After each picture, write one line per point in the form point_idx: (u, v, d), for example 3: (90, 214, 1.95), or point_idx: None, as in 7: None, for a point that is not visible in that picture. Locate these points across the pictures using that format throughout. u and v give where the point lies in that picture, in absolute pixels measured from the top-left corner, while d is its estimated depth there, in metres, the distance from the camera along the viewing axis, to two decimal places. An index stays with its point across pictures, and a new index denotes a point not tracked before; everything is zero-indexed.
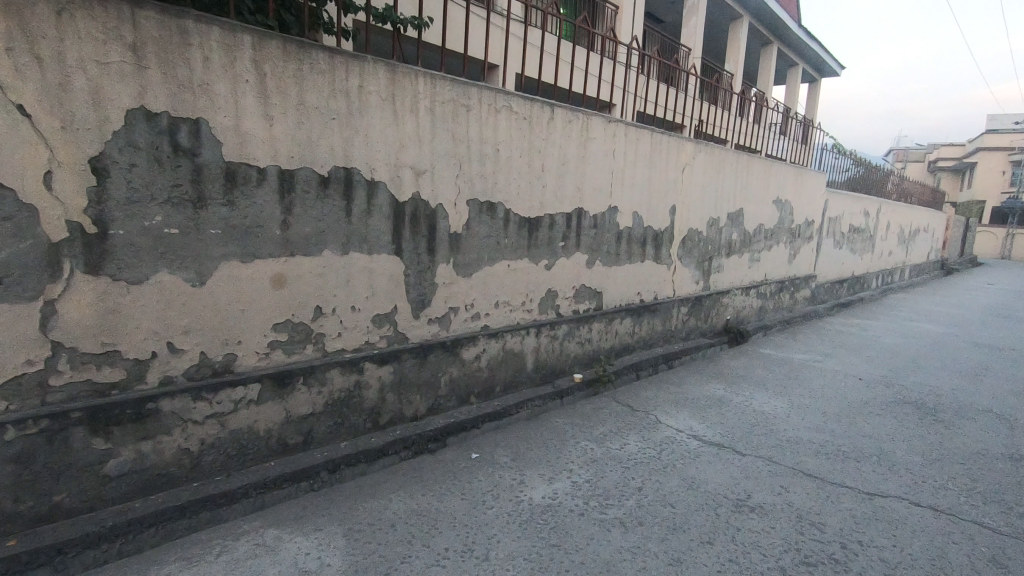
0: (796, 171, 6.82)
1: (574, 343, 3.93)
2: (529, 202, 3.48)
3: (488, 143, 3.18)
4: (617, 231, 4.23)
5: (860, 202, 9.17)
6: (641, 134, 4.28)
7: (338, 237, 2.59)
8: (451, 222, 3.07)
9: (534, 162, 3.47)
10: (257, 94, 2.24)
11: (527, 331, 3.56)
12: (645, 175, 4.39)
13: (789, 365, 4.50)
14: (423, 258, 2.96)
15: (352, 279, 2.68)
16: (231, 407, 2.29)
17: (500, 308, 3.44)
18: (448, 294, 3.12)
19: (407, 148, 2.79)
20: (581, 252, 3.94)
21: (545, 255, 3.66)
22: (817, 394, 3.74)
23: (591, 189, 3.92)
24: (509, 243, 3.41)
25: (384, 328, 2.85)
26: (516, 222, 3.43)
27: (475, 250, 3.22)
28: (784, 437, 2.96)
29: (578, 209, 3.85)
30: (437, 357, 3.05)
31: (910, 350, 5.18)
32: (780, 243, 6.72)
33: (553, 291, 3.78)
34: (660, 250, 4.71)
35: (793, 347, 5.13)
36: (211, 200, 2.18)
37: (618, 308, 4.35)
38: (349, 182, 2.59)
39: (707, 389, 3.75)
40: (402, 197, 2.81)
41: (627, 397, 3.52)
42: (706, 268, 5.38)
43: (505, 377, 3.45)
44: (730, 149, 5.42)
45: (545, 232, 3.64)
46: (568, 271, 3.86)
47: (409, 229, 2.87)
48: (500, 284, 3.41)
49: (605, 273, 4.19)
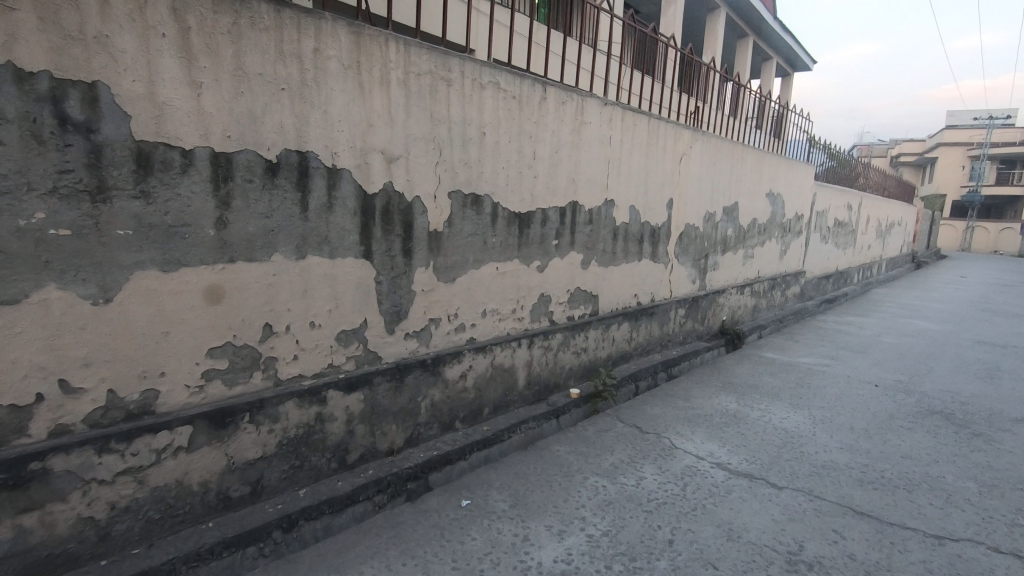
0: (788, 163, 6.55)
1: (569, 354, 3.50)
2: (519, 195, 3.04)
3: (472, 125, 2.71)
4: (614, 227, 3.82)
5: (843, 196, 9.00)
6: (638, 120, 3.87)
7: (291, 238, 2.09)
8: (431, 219, 2.60)
9: (524, 148, 3.01)
10: (178, 53, 1.72)
11: (518, 343, 3.11)
12: (642, 165, 3.98)
13: (798, 370, 4.16)
14: (398, 262, 2.48)
15: (310, 289, 2.18)
16: (151, 459, 1.78)
17: (488, 317, 2.98)
18: (428, 303, 2.65)
19: (376, 129, 2.30)
20: (576, 251, 3.51)
21: (537, 255, 3.22)
22: (837, 406, 3.40)
23: (586, 181, 3.49)
24: (497, 243, 2.96)
25: (351, 347, 2.36)
26: (505, 218, 2.97)
27: (459, 251, 2.76)
28: (818, 461, 2.59)
29: (573, 203, 3.42)
30: (416, 379, 2.58)
31: (915, 350, 4.92)
32: (772, 238, 6.43)
33: (546, 295, 3.34)
34: (657, 247, 4.32)
35: (796, 349, 4.81)
36: (117, 191, 1.67)
37: (615, 313, 3.95)
38: (304, 169, 2.09)
39: (718, 404, 3.36)
40: (371, 189, 2.32)
41: (633, 416, 3.10)
42: (702, 266, 5.02)
43: (494, 397, 3.00)
44: (726, 138, 5.06)
45: (537, 229, 3.19)
46: (562, 273, 3.42)
47: (380, 227, 2.39)
48: (488, 291, 2.95)
49: (601, 275, 3.77)
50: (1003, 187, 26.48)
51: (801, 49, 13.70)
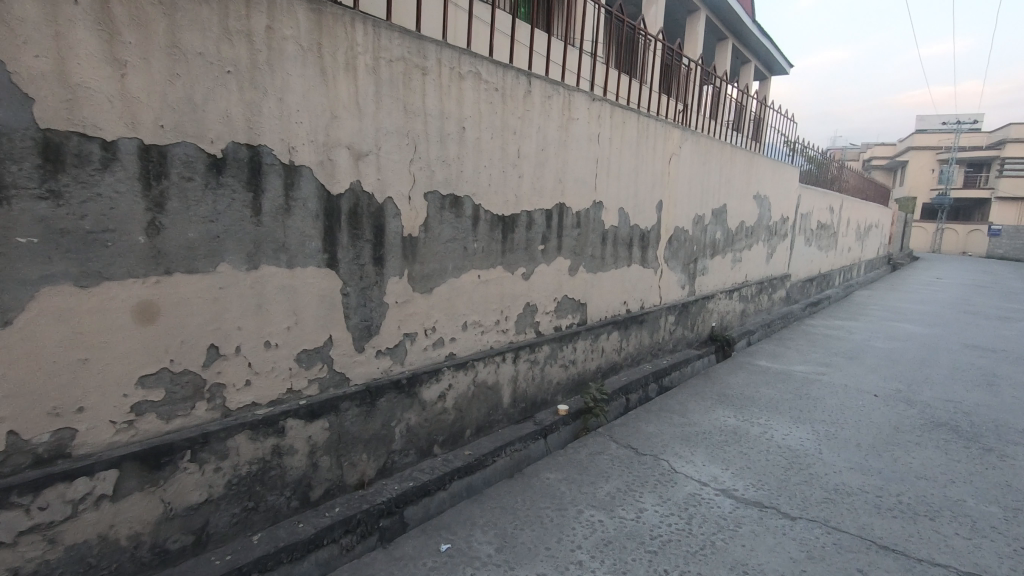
0: (774, 165, 6.42)
1: (557, 367, 3.26)
2: (503, 197, 2.79)
3: (451, 119, 2.45)
4: (603, 230, 3.59)
5: (826, 198, 8.95)
6: (627, 117, 3.66)
7: (242, 245, 1.81)
8: (406, 222, 2.33)
9: (507, 145, 2.77)
10: (96, 25, 1.43)
11: (502, 357, 2.86)
12: (631, 165, 3.77)
13: (794, 379, 3.99)
14: (368, 271, 2.21)
15: (265, 304, 1.90)
16: (66, 512, 1.48)
17: (469, 330, 2.72)
18: (402, 316, 2.38)
19: (342, 121, 2.03)
20: (563, 256, 3.28)
21: (522, 262, 2.97)
22: (840, 419, 3.21)
23: (573, 181, 3.25)
24: (479, 249, 2.70)
25: (314, 368, 2.08)
26: (487, 221, 2.72)
27: (437, 258, 2.49)
28: (829, 484, 2.39)
29: (560, 205, 3.18)
30: (390, 401, 2.31)
31: (909, 356, 4.79)
32: (759, 242, 6.29)
33: (533, 305, 3.09)
34: (647, 252, 4.11)
35: (789, 357, 4.65)
36: (18, 190, 1.37)
37: (604, 321, 3.72)
38: (256, 166, 1.81)
39: (716, 419, 3.15)
40: (336, 189, 2.05)
41: (627, 435, 2.87)
42: (691, 271, 4.83)
43: (476, 417, 2.74)
44: (714, 138, 4.89)
45: (522, 233, 2.94)
46: (549, 280, 3.19)
47: (347, 232, 2.11)
48: (469, 301, 2.69)
49: (590, 281, 3.54)
50: (972, 190, 27.13)
51: (779, 53, 13.73)
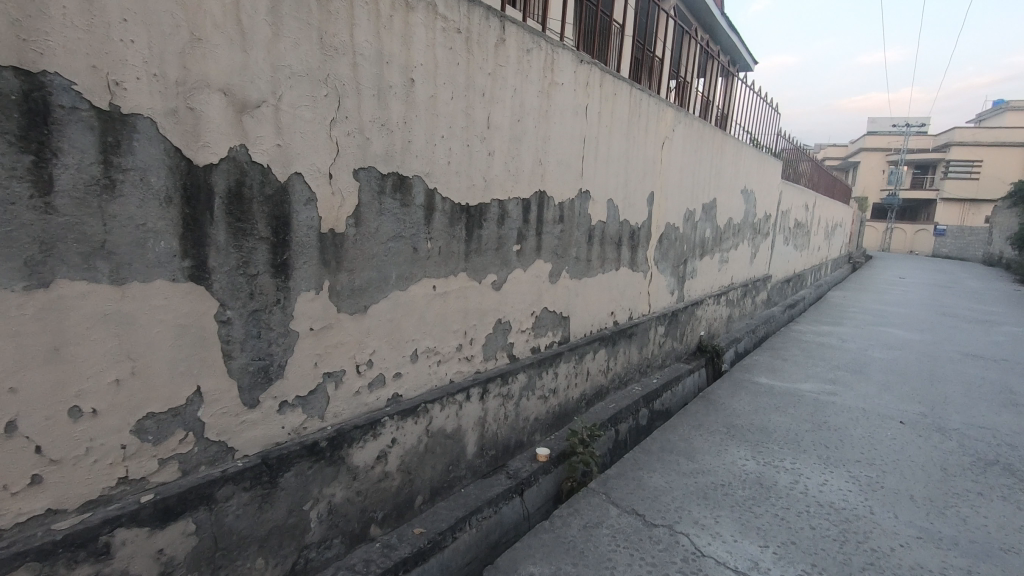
0: (760, 157, 5.92)
1: (535, 400, 2.58)
2: (466, 180, 2.07)
3: (393, 65, 1.72)
4: (590, 227, 2.93)
5: (802, 195, 8.59)
6: (619, 88, 2.99)
7: (13, 247, 1.04)
8: (326, 212, 1.59)
9: (473, 110, 2.05)
10: None
11: (466, 394, 2.15)
12: (621, 148, 3.11)
13: (804, 402, 3.43)
14: (263, 285, 1.46)
15: (69, 347, 1.13)
16: None
17: (421, 360, 2.00)
18: (322, 349, 1.64)
19: (210, 48, 1.27)
20: (542, 259, 2.59)
21: (492, 267, 2.27)
22: (876, 459, 2.65)
23: (556, 163, 2.57)
24: (434, 251, 1.98)
25: (172, 441, 1.32)
26: (445, 213, 2.00)
27: (374, 264, 1.76)
28: (905, 569, 1.80)
29: (540, 194, 2.49)
30: (301, 476, 1.57)
31: (914, 368, 4.35)
32: (744, 240, 5.78)
33: (504, 322, 2.40)
34: (636, 252, 3.48)
35: (789, 371, 4.11)
36: None
37: (589, 337, 3.06)
38: (38, 108, 1.04)
39: (732, 463, 2.54)
40: (202, 157, 1.29)
41: (627, 493, 2.22)
42: (681, 273, 4.24)
43: (430, 477, 2.03)
44: (707, 123, 4.30)
45: (491, 229, 2.24)
46: (525, 291, 2.50)
47: (224, 226, 1.35)
48: (420, 322, 1.97)
49: (573, 288, 2.88)
50: (920, 191, 27.97)
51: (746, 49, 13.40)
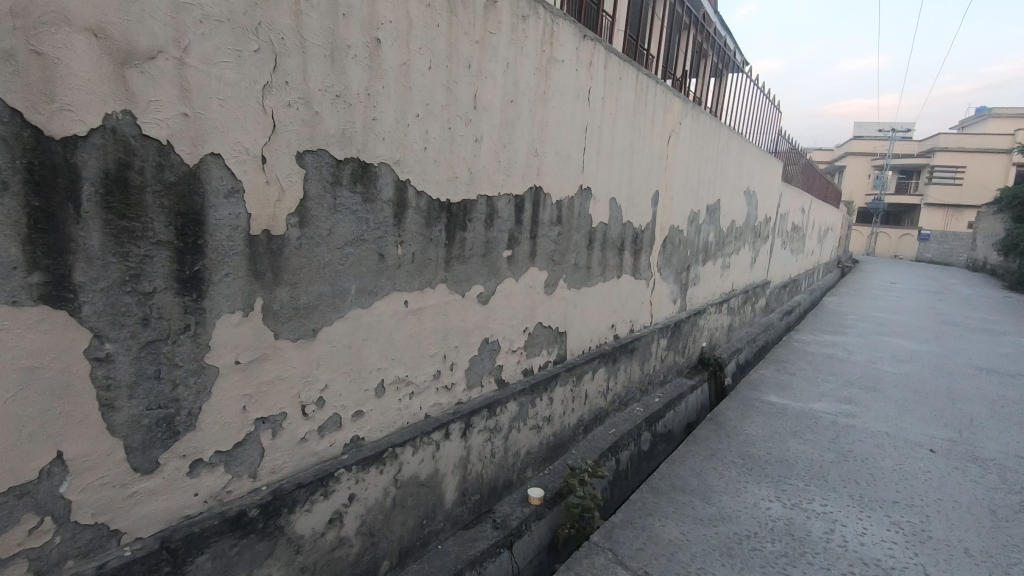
0: (763, 157, 5.61)
1: (526, 431, 2.21)
2: (447, 172, 1.69)
3: (352, 18, 1.33)
4: (590, 229, 2.57)
5: (799, 197, 8.33)
6: (625, 72, 2.63)
7: None
8: (258, 208, 1.20)
9: (457, 85, 1.67)
10: None
11: (444, 431, 1.77)
12: (626, 141, 2.76)
13: (822, 426, 3.10)
14: (164, 306, 1.07)
15: None
16: None
17: (389, 394, 1.62)
18: (252, 388, 1.25)
19: None
20: (537, 266, 2.22)
21: (477, 277, 1.89)
22: (915, 499, 2.33)
23: (555, 155, 2.20)
24: (406, 258, 1.60)
25: (17, 533, 0.92)
26: (421, 211, 1.62)
27: (325, 275, 1.37)
28: None
29: (535, 191, 2.12)
30: (221, 559, 1.18)
31: (929, 385, 4.07)
32: (746, 244, 5.47)
33: (492, 342, 2.02)
34: (639, 258, 3.13)
35: (799, 388, 3.79)
36: None
37: (587, 355, 2.70)
38: None
39: (755, 506, 2.19)
40: (61, 125, 0.89)
41: (638, 549, 1.85)
42: (684, 280, 3.90)
43: (399, 537, 1.65)
44: (713, 117, 3.96)
45: (478, 231, 1.86)
46: (516, 304, 2.13)
47: (99, 225, 0.96)
48: (388, 346, 1.59)
49: (571, 299, 2.51)
50: (905, 196, 28.15)
51: None
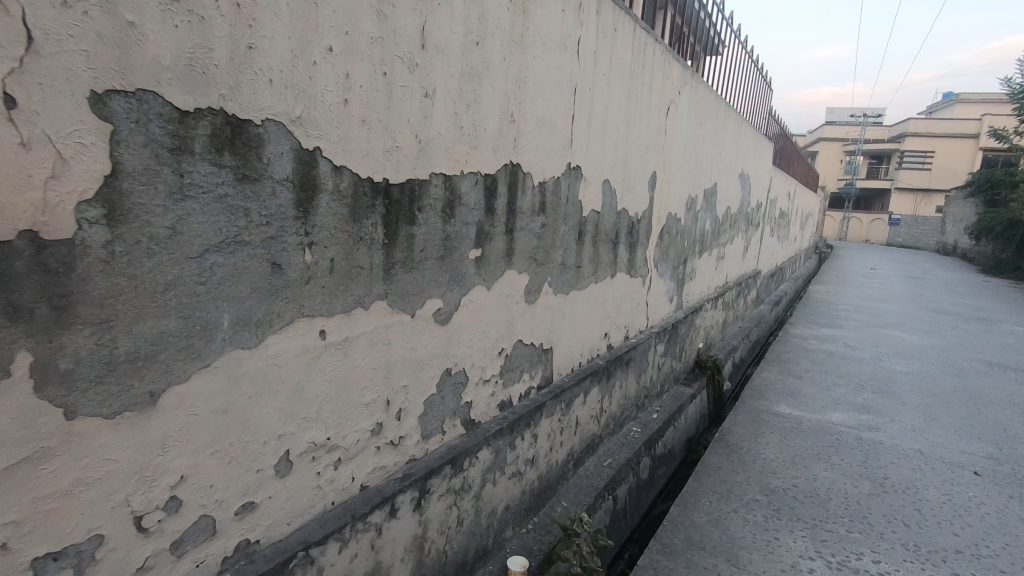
0: (756, 138, 5.18)
1: (504, 481, 1.71)
2: (383, 139, 1.16)
3: None
4: (580, 220, 2.07)
5: (786, 182, 7.98)
6: (621, 22, 2.12)
7: None
8: (6, 190, 0.65)
9: (395, 10, 1.13)
10: None
11: (388, 507, 1.26)
12: (621, 110, 2.25)
13: (847, 444, 2.68)
14: None
15: None
16: None
17: (301, 470, 1.09)
18: (21, 509, 0.71)
19: None
20: (515, 269, 1.71)
21: (433, 288, 1.38)
22: (980, 546, 1.90)
23: (535, 123, 1.68)
24: (320, 269, 1.06)
25: None
26: (342, 196, 1.09)
27: (170, 302, 0.83)
28: None
29: (511, 169, 1.60)
30: None
31: (947, 386, 3.70)
32: (739, 232, 5.05)
33: (456, 373, 1.51)
34: (634, 252, 2.64)
35: (810, 395, 3.38)
36: None
37: (577, 372, 2.21)
38: None
39: (796, 568, 1.73)
40: None
41: None
42: (680, 275, 3.43)
43: None
44: (711, 90, 3.49)
45: (432, 226, 1.34)
46: (488, 320, 1.61)
47: None
48: (295, 401, 1.06)
49: (558, 308, 2.01)
50: (876, 181, 28.40)
51: None
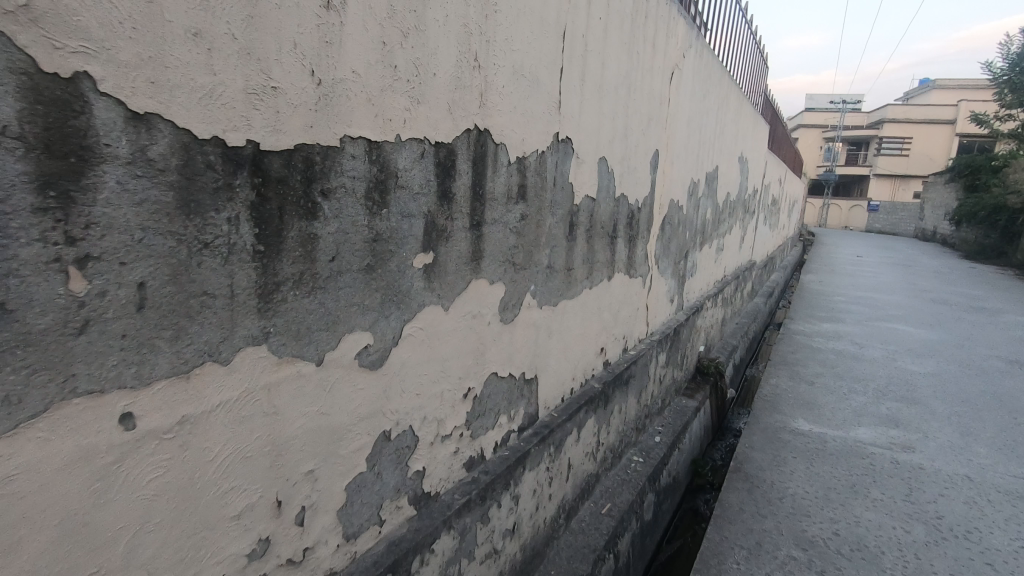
0: (755, 118, 4.76)
1: (474, 569, 1.25)
2: (243, 71, 0.67)
3: None
4: (570, 209, 1.60)
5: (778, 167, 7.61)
6: None
7: None
8: None
9: None
10: None
11: None
12: (621, 70, 1.78)
13: (885, 472, 2.28)
14: None
15: None
16: None
17: None
18: None
19: None
20: (485, 278, 1.23)
21: (356, 317, 0.90)
22: None
23: (511, 75, 1.21)
24: (112, 304, 0.58)
25: None
26: (156, 169, 0.60)
27: None
28: None
29: (477, 136, 1.12)
30: None
31: (972, 390, 3.33)
32: (737, 221, 4.64)
33: (399, 435, 1.04)
34: (634, 246, 2.18)
35: (829, 406, 2.98)
36: None
37: (568, 401, 1.75)
38: None
39: None
40: None
41: None
42: (682, 271, 2.99)
43: None
44: (715, 58, 3.03)
45: (350, 221, 0.85)
46: (447, 353, 1.14)
47: None
48: (70, 552, 0.57)
49: (544, 324, 1.54)
50: (855, 167, 28.42)
51: None
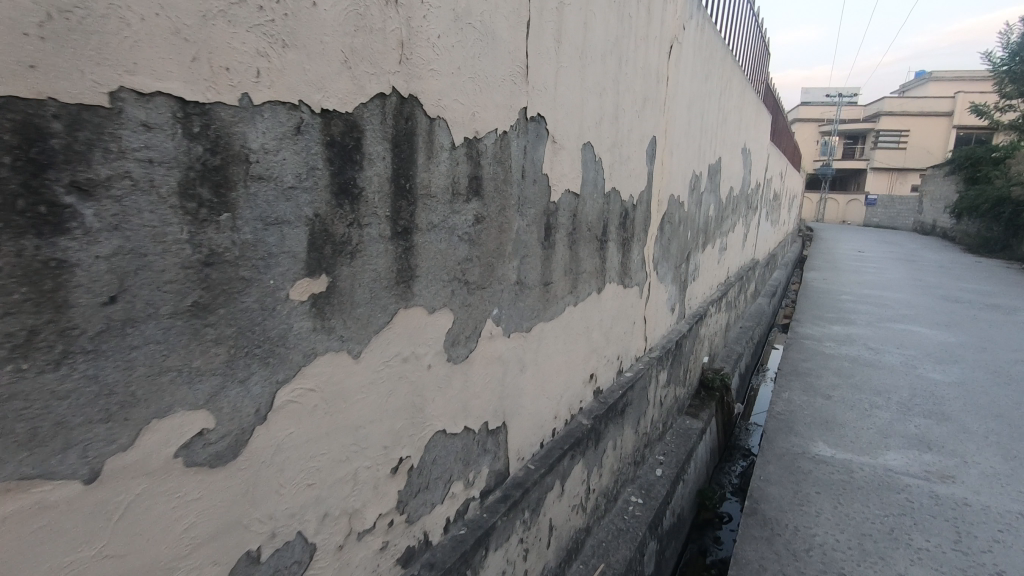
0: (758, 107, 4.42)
1: None
2: None
3: None
4: (546, 209, 1.26)
5: (779, 161, 7.28)
6: None
7: None
8: None
9: None
10: None
11: None
12: (608, 35, 1.44)
13: (925, 510, 1.95)
14: None
15: None
16: None
17: None
18: None
19: None
20: (421, 306, 0.89)
21: (175, 390, 0.55)
22: None
23: (451, 22, 0.86)
24: None
25: None
26: None
27: None
28: None
29: (397, 106, 0.78)
30: None
31: (1006, 402, 3.00)
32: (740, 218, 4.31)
33: (278, 550, 0.69)
34: (628, 250, 1.84)
35: (851, 426, 2.64)
36: None
37: (548, 447, 1.41)
38: None
39: None
40: None
41: None
42: (683, 276, 2.65)
43: None
44: (718, 35, 2.69)
45: (148, 235, 0.51)
46: (362, 418, 0.80)
47: None
48: None
49: (513, 357, 1.20)
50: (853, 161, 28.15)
51: None
